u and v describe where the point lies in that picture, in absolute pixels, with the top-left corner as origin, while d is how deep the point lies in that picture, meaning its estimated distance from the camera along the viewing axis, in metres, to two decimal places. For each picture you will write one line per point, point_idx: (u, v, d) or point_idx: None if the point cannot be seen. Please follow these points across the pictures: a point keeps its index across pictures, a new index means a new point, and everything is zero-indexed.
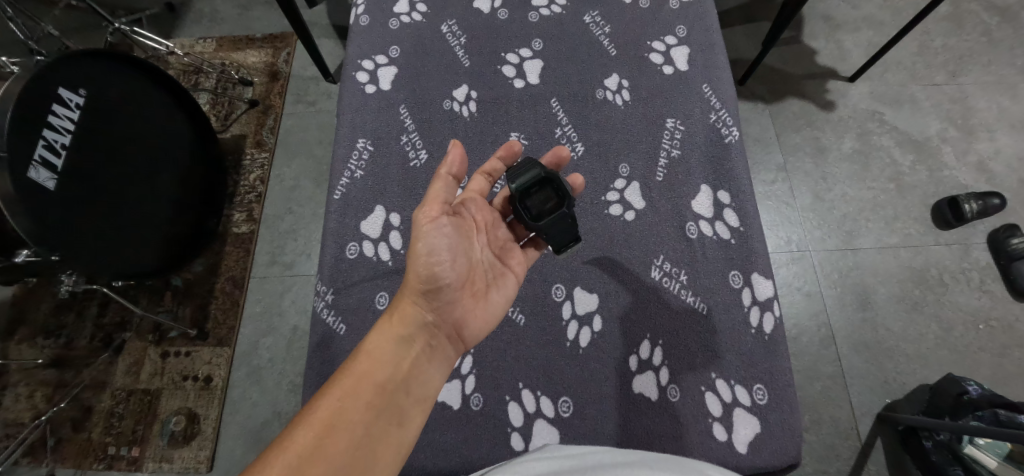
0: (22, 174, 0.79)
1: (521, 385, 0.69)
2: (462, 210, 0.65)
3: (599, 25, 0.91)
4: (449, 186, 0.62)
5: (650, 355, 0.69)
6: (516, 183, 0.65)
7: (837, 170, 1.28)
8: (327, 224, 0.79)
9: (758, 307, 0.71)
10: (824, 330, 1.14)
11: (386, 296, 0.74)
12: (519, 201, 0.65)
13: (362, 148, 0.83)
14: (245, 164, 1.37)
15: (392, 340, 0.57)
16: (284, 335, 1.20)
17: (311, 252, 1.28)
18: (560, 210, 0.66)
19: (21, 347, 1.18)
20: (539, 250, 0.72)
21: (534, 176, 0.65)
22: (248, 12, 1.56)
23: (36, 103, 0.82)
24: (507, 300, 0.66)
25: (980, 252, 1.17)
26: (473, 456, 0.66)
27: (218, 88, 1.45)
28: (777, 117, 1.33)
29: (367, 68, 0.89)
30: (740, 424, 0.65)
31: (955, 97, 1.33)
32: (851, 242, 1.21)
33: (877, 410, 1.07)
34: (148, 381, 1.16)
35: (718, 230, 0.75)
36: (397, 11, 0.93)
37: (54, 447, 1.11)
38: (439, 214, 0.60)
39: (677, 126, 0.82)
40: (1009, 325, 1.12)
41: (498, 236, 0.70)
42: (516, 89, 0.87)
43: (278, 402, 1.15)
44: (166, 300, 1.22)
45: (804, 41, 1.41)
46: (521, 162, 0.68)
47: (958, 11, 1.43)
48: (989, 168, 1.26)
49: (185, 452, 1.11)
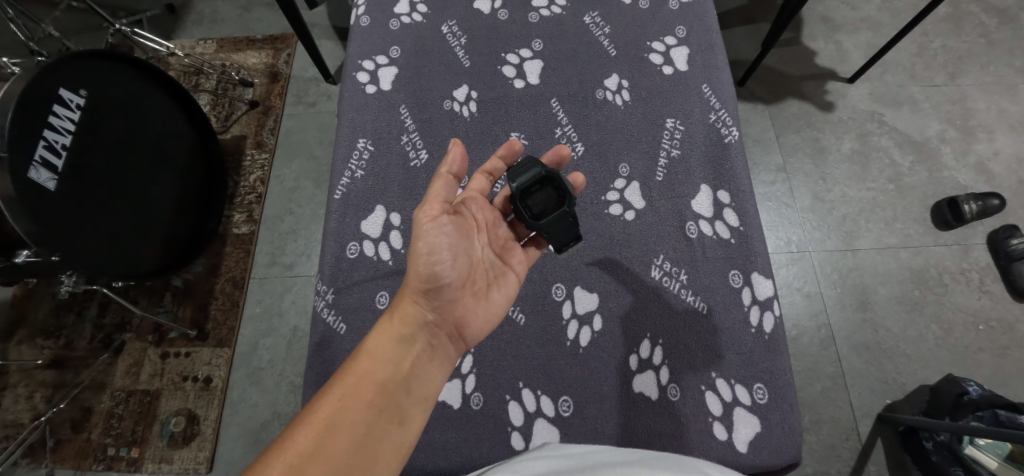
0: (23, 174, 0.79)
1: (521, 384, 0.69)
2: (463, 209, 0.65)
3: (599, 26, 0.91)
4: (449, 185, 0.62)
5: (650, 354, 0.69)
6: (516, 182, 0.65)
7: (836, 171, 1.28)
8: (327, 224, 0.79)
9: (758, 306, 0.71)
10: (824, 331, 1.14)
11: (386, 296, 0.74)
12: (520, 200, 0.65)
13: (363, 148, 0.83)
14: (246, 164, 1.37)
15: (392, 339, 0.57)
16: (284, 336, 1.20)
17: (311, 252, 1.28)
18: (561, 209, 0.66)
19: (21, 348, 1.18)
20: (540, 249, 0.73)
21: (534, 176, 0.65)
22: (248, 13, 1.56)
23: (37, 103, 0.82)
24: (508, 299, 0.66)
25: (980, 252, 1.17)
26: (473, 455, 0.66)
27: (219, 88, 1.46)
28: (776, 117, 1.34)
29: (368, 68, 0.89)
30: (740, 423, 0.65)
31: (955, 97, 1.33)
32: (850, 242, 1.21)
33: (877, 410, 1.07)
34: (148, 381, 1.16)
35: (718, 230, 0.75)
36: (397, 12, 0.94)
37: (54, 448, 1.11)
38: (439, 213, 0.60)
39: (677, 126, 0.82)
40: (1009, 325, 1.12)
41: (498, 235, 0.70)
42: (516, 90, 0.87)
43: (278, 402, 1.15)
44: (166, 300, 1.22)
45: (804, 42, 1.41)
46: (521, 160, 0.68)
47: (957, 12, 1.43)
48: (989, 169, 1.26)
49: (185, 452, 1.11)
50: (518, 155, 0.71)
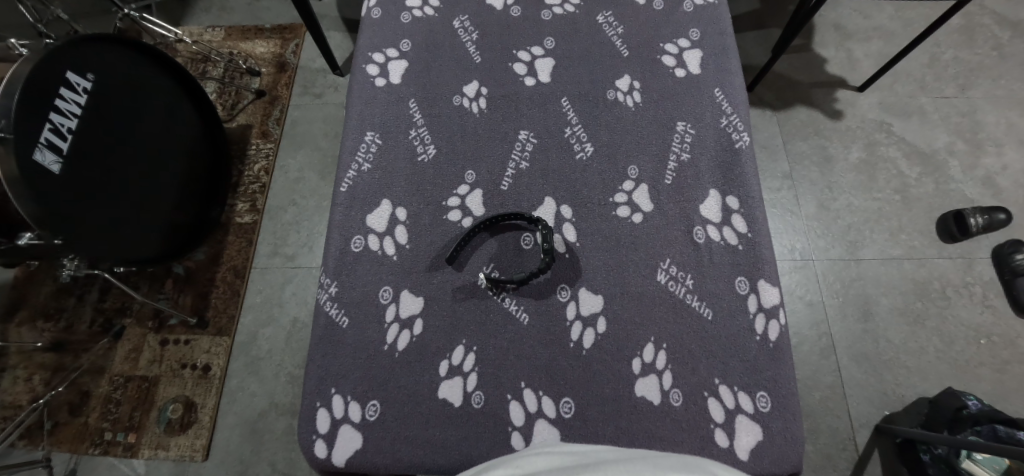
0: (29, 156, 0.77)
1: (523, 385, 0.68)
2: (476, 267, 0.74)
3: (611, 25, 0.90)
4: (486, 249, 0.75)
5: (653, 358, 0.68)
6: (492, 230, 0.76)
7: (842, 180, 1.27)
8: (332, 217, 0.79)
9: (763, 314, 0.70)
10: (824, 339, 1.14)
11: (390, 291, 0.73)
12: (495, 262, 0.74)
13: (371, 141, 0.83)
14: (250, 154, 1.36)
15: (345, 358, 0.70)
16: (284, 327, 1.20)
17: (313, 245, 1.27)
18: (514, 263, 0.74)
19: (21, 330, 1.18)
20: (527, 289, 0.73)
21: (508, 227, 0.76)
22: (258, 2, 1.56)
23: (47, 86, 0.81)
24: (494, 310, 0.72)
25: (983, 267, 1.17)
26: (473, 454, 0.65)
27: (225, 76, 1.45)
28: (784, 123, 1.33)
29: (378, 61, 0.89)
30: (741, 431, 0.65)
31: (964, 110, 1.33)
32: (854, 252, 1.21)
33: (876, 422, 1.07)
34: (147, 368, 1.16)
35: (726, 235, 0.75)
36: (409, 5, 0.94)
37: (51, 431, 1.11)
38: (488, 306, 0.72)
39: (688, 130, 0.81)
40: (1011, 341, 1.11)
41: (478, 259, 0.74)
42: (527, 87, 0.87)
43: (275, 394, 1.14)
44: (167, 287, 1.22)
45: (815, 48, 1.41)
46: (501, 225, 0.77)
47: (969, 24, 1.42)
48: (996, 183, 1.25)
49: (182, 439, 1.11)
50: (505, 216, 0.76)
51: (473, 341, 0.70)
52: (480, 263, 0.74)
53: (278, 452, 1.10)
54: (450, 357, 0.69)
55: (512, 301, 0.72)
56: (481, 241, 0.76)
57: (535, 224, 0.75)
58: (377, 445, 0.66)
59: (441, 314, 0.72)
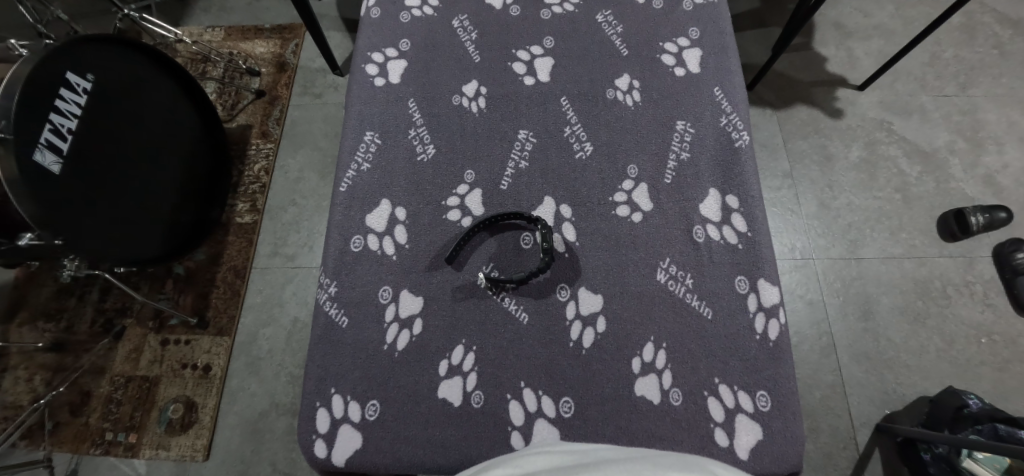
0: (29, 156, 0.77)
1: (522, 384, 0.68)
2: (476, 266, 0.74)
3: (611, 24, 0.90)
4: (486, 249, 0.75)
5: (653, 357, 0.68)
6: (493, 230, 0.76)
7: (843, 178, 1.27)
8: (331, 217, 0.79)
9: (763, 313, 0.70)
10: (824, 339, 1.14)
11: (390, 290, 0.73)
12: (495, 261, 0.74)
13: (370, 141, 0.83)
14: (251, 154, 1.36)
15: (345, 358, 0.70)
16: (284, 327, 1.20)
17: (313, 244, 1.27)
18: (513, 262, 0.74)
19: (22, 330, 1.18)
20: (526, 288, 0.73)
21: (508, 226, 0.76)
22: (258, 2, 1.56)
23: (47, 86, 0.81)
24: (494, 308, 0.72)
25: (984, 265, 1.17)
26: (473, 453, 0.65)
27: (225, 76, 1.45)
28: (784, 122, 1.33)
29: (378, 61, 0.89)
30: (741, 430, 0.65)
31: (965, 109, 1.32)
32: (854, 251, 1.20)
33: (877, 421, 1.06)
34: (147, 368, 1.16)
35: (725, 234, 0.75)
36: (409, 4, 0.94)
37: (52, 431, 1.11)
38: (488, 306, 0.72)
39: (688, 129, 0.81)
40: (1012, 340, 1.11)
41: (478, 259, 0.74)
42: (527, 87, 0.86)
43: (276, 393, 1.15)
44: (168, 287, 1.22)
45: (815, 47, 1.40)
46: (501, 225, 0.76)
47: (970, 22, 1.42)
48: (997, 181, 1.25)
49: (182, 439, 1.11)
50: (504, 216, 0.76)
51: (473, 341, 0.70)
52: (480, 263, 0.74)
53: (278, 452, 1.10)
54: (449, 357, 0.69)
55: (512, 300, 0.72)
56: (481, 241, 0.76)
57: (535, 223, 0.75)
58: (377, 445, 0.66)
59: (441, 314, 0.72)
